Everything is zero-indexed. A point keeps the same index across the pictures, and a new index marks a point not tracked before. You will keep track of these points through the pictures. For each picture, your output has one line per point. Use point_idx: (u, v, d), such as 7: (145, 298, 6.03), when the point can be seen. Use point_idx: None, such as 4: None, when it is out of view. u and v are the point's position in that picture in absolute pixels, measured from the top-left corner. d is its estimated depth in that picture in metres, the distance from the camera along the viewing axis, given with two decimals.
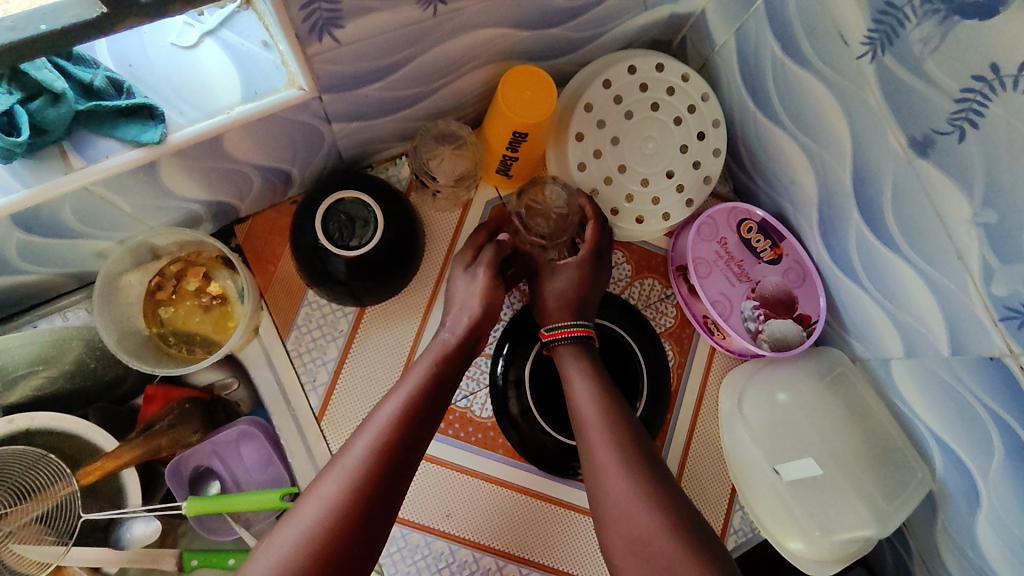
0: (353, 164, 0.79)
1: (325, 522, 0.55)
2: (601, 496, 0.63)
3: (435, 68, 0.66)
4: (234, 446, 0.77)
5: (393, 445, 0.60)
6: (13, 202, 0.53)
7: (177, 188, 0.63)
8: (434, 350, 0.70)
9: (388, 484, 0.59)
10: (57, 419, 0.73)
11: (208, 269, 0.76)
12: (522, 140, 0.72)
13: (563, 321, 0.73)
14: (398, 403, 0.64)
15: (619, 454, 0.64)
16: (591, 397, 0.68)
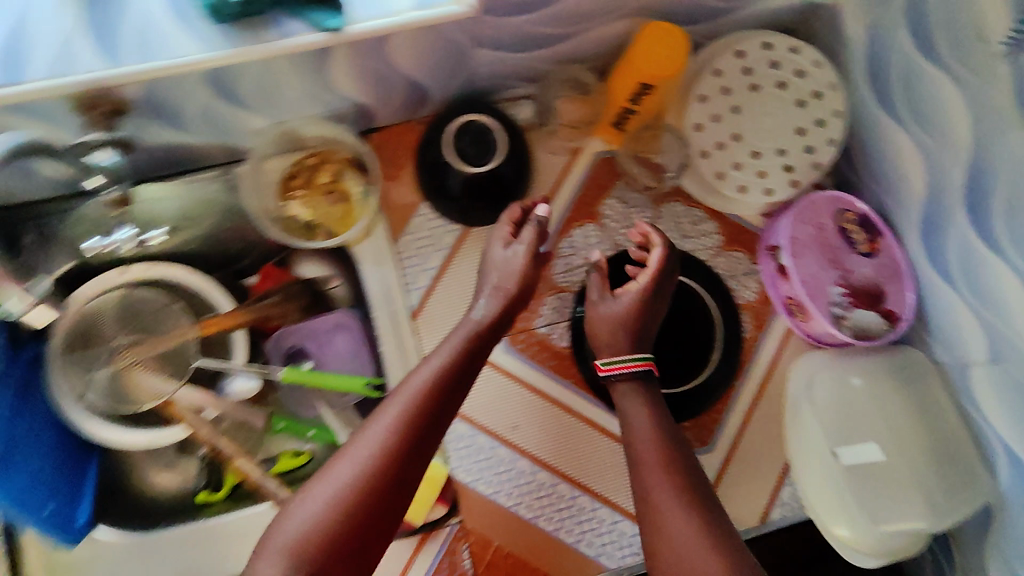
0: (481, 97, 0.83)
1: (356, 482, 0.58)
2: (654, 527, 0.62)
3: (584, 11, 0.69)
4: (329, 333, 0.84)
5: (422, 413, 0.64)
6: (212, 57, 0.59)
7: (334, 82, 0.70)
8: (463, 329, 0.71)
9: (414, 451, 0.62)
10: (189, 275, 0.84)
11: (338, 168, 0.82)
12: (646, 93, 0.75)
13: (621, 355, 0.73)
14: (434, 369, 0.66)
15: (672, 492, 0.64)
16: (648, 429, 0.69)
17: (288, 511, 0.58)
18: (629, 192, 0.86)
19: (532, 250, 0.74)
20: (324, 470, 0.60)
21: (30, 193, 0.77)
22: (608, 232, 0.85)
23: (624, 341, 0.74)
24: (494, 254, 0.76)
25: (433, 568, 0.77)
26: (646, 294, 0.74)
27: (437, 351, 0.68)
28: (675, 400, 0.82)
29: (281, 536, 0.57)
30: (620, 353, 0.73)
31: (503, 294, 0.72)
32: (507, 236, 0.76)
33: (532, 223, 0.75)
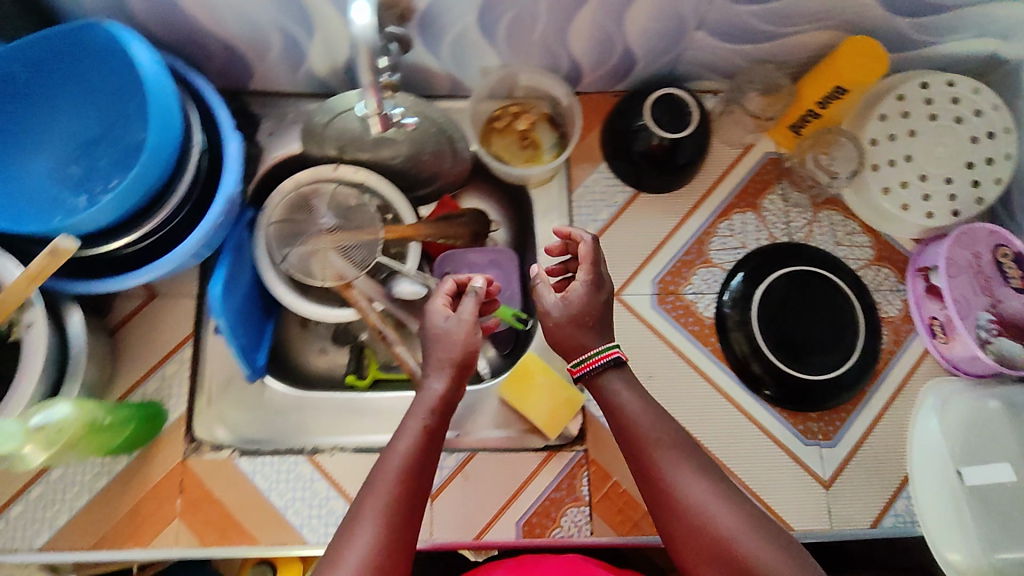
0: (676, 80, 0.92)
1: (378, 553, 0.54)
2: (665, 501, 0.61)
3: (804, 12, 0.77)
4: (483, 268, 0.96)
5: (410, 490, 0.58)
6: None
7: (569, 34, 0.80)
8: (427, 396, 0.64)
9: (410, 506, 0.57)
10: (379, 181, 0.93)
11: (535, 121, 0.93)
12: (838, 97, 0.83)
13: (591, 347, 0.69)
14: (408, 454, 0.59)
15: (678, 463, 0.62)
16: (637, 403, 0.66)
17: (334, 551, 0.54)
18: (791, 192, 0.93)
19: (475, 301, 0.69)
20: (346, 523, 0.56)
21: (278, 83, 0.90)
22: (767, 223, 0.91)
23: (592, 337, 0.69)
24: (434, 318, 0.68)
25: (552, 485, 0.82)
26: (590, 285, 0.70)
27: (397, 444, 0.60)
28: (810, 388, 0.84)
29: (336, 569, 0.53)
30: (584, 348, 0.69)
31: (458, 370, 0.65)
32: (446, 309, 0.69)
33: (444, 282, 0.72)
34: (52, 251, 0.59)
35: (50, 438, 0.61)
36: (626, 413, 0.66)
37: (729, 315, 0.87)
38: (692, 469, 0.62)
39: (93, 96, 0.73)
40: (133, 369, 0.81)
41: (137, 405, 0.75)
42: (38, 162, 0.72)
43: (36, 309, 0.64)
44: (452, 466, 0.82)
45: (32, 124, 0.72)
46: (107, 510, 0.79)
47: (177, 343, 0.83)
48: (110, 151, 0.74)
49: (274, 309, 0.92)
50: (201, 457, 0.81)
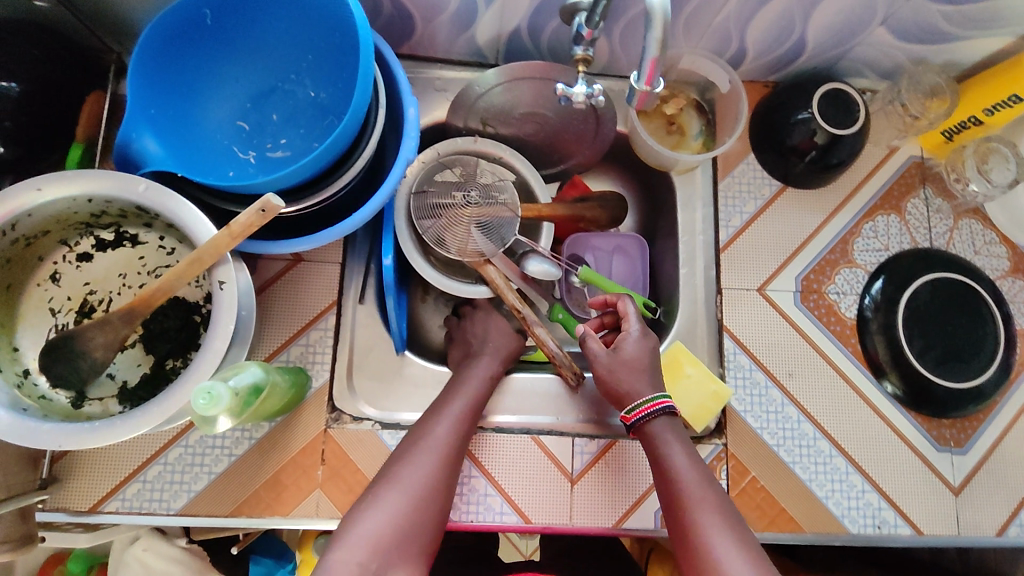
0: (832, 74, 0.90)
1: (420, 494, 0.61)
2: (695, 567, 0.59)
3: (998, 15, 0.76)
4: (608, 257, 0.94)
5: (453, 456, 0.66)
6: None
7: (752, 19, 0.78)
8: (466, 395, 0.74)
9: (449, 473, 0.65)
10: (518, 157, 0.92)
11: (684, 105, 0.91)
12: (1011, 105, 0.80)
13: (641, 398, 0.71)
14: (449, 434, 0.68)
15: (716, 527, 0.60)
16: (690, 469, 0.66)
17: (353, 518, 0.58)
18: (935, 198, 0.91)
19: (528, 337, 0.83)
20: (370, 491, 0.61)
21: (431, 47, 0.87)
22: (910, 227, 0.90)
23: (645, 385, 0.73)
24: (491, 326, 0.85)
25: None
26: (641, 335, 0.75)
27: (440, 420, 0.69)
28: (948, 397, 0.84)
29: (352, 529, 0.57)
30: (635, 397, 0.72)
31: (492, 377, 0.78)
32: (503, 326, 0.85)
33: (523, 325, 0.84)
34: (262, 208, 0.57)
35: (240, 403, 0.59)
36: (675, 472, 0.66)
37: (872, 318, 0.87)
38: (728, 535, 0.60)
39: (269, 48, 0.71)
40: (276, 335, 0.79)
41: (293, 372, 0.74)
42: (210, 113, 0.70)
43: (228, 268, 0.61)
44: (592, 451, 0.82)
45: (205, 75, 0.69)
46: (246, 477, 0.77)
47: (319, 311, 0.81)
48: (279, 107, 0.72)
49: (405, 283, 0.89)
50: (342, 428, 0.79)
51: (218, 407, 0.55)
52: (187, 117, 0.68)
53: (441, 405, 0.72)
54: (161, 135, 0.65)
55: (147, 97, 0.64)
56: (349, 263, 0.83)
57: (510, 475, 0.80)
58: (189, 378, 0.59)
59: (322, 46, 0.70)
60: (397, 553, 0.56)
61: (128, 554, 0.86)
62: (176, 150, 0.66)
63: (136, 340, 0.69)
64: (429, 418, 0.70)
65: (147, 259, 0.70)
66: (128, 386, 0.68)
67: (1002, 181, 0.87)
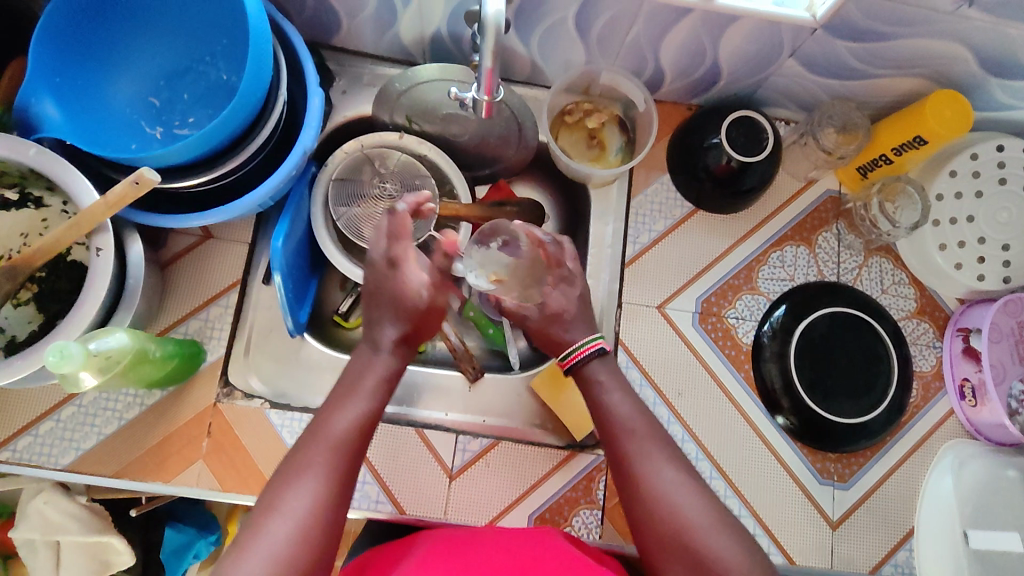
0: (754, 104, 0.92)
1: (289, 556, 0.54)
2: (634, 486, 0.65)
3: (903, 57, 0.76)
4: None
5: (328, 516, 0.57)
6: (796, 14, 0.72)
7: (663, 41, 0.79)
8: (344, 421, 0.63)
9: (326, 527, 0.57)
10: (440, 155, 0.92)
11: (606, 120, 0.92)
12: (917, 145, 0.81)
13: (580, 339, 0.74)
14: (319, 490, 0.58)
15: (649, 451, 0.66)
16: (625, 403, 0.70)
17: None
18: (847, 233, 0.92)
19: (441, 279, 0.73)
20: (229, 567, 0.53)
21: (360, 44, 0.90)
22: (818, 260, 0.91)
23: None
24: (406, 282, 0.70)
25: (569, 485, 0.83)
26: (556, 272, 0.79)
27: (313, 465, 0.59)
28: (829, 429, 0.85)
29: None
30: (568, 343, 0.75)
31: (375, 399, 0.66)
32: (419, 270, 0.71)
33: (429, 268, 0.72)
34: (135, 180, 0.60)
35: (100, 363, 0.62)
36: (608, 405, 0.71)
37: (767, 344, 0.88)
38: (661, 455, 0.66)
39: (182, 29, 0.74)
40: (178, 307, 0.83)
41: (179, 343, 0.76)
42: (121, 88, 0.73)
43: (106, 236, 0.65)
44: (474, 450, 0.84)
45: (115, 49, 0.72)
46: (135, 440, 0.80)
47: (223, 288, 0.84)
48: (191, 86, 0.76)
49: (318, 268, 0.92)
50: (232, 403, 0.82)
51: (70, 364, 0.58)
52: (96, 89, 0.72)
53: (314, 442, 0.61)
54: (63, 103, 0.68)
55: (53, 67, 0.67)
56: (257, 243, 0.86)
57: (390, 465, 0.82)
58: (55, 337, 0.62)
59: (232, 29, 0.73)
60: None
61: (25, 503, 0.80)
62: (78, 119, 0.69)
63: (28, 298, 0.71)
64: (299, 463, 0.59)
65: (50, 221, 0.73)
66: (15, 341, 0.71)
67: (908, 222, 0.87)
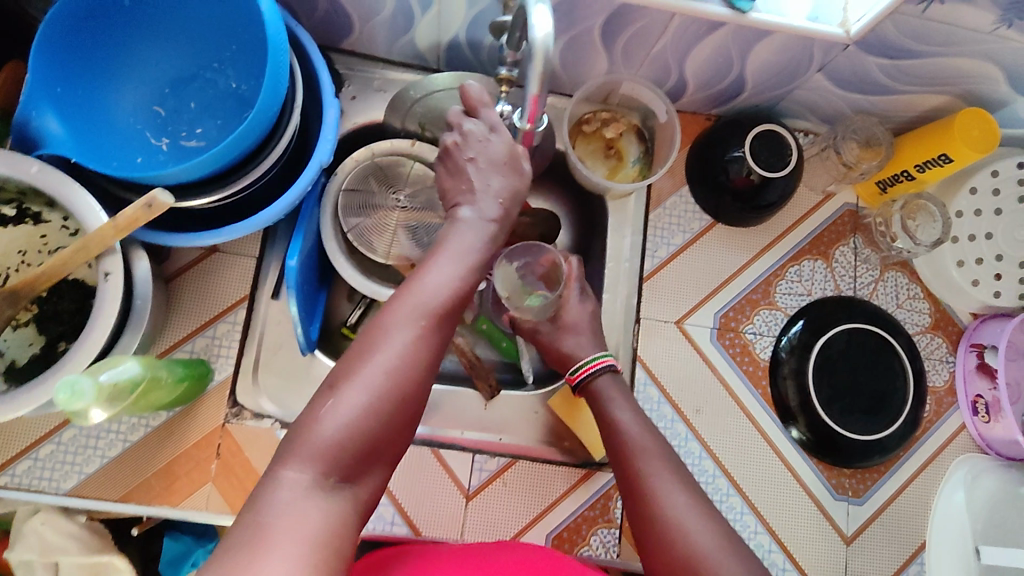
0: (775, 116, 0.90)
1: (375, 407, 0.53)
2: (646, 513, 0.67)
3: (932, 74, 0.75)
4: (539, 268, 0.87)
5: (416, 369, 0.56)
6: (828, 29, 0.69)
7: (689, 53, 0.77)
8: (441, 273, 0.59)
9: (411, 382, 0.55)
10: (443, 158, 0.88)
11: (624, 131, 0.90)
12: (940, 164, 0.80)
13: (584, 360, 0.80)
14: (412, 344, 0.56)
15: (661, 477, 0.69)
16: (634, 421, 0.74)
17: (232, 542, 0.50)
18: (864, 247, 0.92)
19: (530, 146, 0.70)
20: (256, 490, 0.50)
21: (372, 47, 0.86)
22: (835, 274, 0.91)
23: None
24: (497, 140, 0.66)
25: (587, 504, 0.82)
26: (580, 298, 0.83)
27: (404, 317, 0.56)
28: (877, 369, 0.87)
29: (309, 439, 0.51)
30: (578, 358, 0.81)
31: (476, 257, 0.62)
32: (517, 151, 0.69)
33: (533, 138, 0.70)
34: (147, 204, 0.56)
35: (111, 396, 0.58)
36: (624, 432, 0.73)
37: (786, 360, 0.87)
38: (675, 482, 0.68)
39: (189, 34, 0.70)
40: (182, 324, 0.79)
41: (189, 364, 0.73)
42: (124, 97, 0.69)
43: (115, 259, 0.61)
44: (491, 469, 0.82)
45: (119, 56, 0.68)
46: (140, 463, 0.77)
47: (230, 304, 0.81)
48: (198, 94, 0.72)
49: (326, 280, 0.89)
50: (240, 424, 0.79)
51: (82, 401, 0.55)
52: (97, 100, 0.67)
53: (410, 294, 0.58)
54: (65, 116, 0.64)
55: (53, 76, 0.63)
56: (266, 255, 0.83)
57: (405, 486, 0.80)
58: (64, 368, 0.59)
59: (245, 38, 0.70)
60: (356, 462, 0.52)
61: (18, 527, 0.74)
62: (80, 131, 0.65)
63: (28, 320, 0.68)
64: (391, 313, 0.57)
65: (49, 237, 0.69)
66: (14, 365, 0.67)
67: (927, 239, 0.86)
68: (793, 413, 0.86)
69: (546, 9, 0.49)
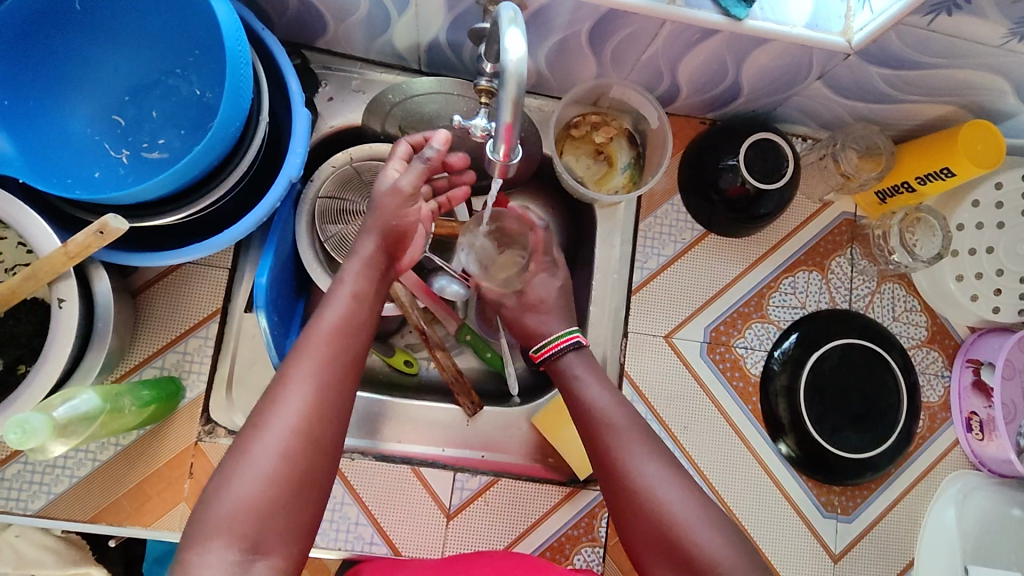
0: (772, 121, 0.87)
1: (276, 471, 0.53)
2: (616, 484, 0.63)
3: (937, 85, 0.71)
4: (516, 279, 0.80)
5: (315, 428, 0.55)
6: (828, 39, 0.66)
7: (682, 59, 0.73)
8: (325, 329, 0.59)
9: (312, 443, 0.55)
10: None
11: (616, 135, 0.86)
12: (942, 177, 0.77)
13: (551, 337, 0.74)
14: (306, 401, 0.55)
15: (631, 445, 0.64)
16: (605, 396, 0.68)
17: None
18: (861, 259, 0.89)
19: (428, 172, 0.65)
20: None
21: (349, 47, 0.82)
22: (830, 286, 0.88)
23: None
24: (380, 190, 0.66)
25: (571, 523, 0.81)
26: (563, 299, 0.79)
27: (293, 379, 0.56)
28: (864, 371, 0.84)
29: (209, 519, 0.51)
30: (544, 335, 0.75)
31: (358, 299, 0.62)
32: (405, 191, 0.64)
33: (418, 160, 0.64)
34: (99, 231, 0.56)
35: (70, 429, 0.58)
36: (589, 402, 0.68)
37: (776, 376, 0.84)
38: (646, 451, 0.64)
39: (148, 40, 0.67)
40: (153, 340, 0.76)
41: (155, 384, 0.71)
42: (80, 107, 0.66)
43: (70, 285, 0.60)
44: (472, 488, 0.80)
45: (75, 60, 0.65)
46: (109, 484, 0.74)
47: (202, 318, 0.78)
48: (160, 103, 0.69)
49: (303, 290, 0.86)
50: (214, 442, 0.77)
51: (34, 439, 0.53)
52: (52, 111, 0.65)
53: (297, 355, 0.57)
54: (14, 134, 0.61)
55: None
56: (239, 265, 0.80)
57: (385, 504, 0.78)
58: (18, 400, 0.58)
59: (208, 42, 0.66)
60: (262, 532, 0.51)
61: None
62: (28, 148, 0.62)
63: None
64: (279, 378, 0.56)
65: (4, 255, 0.66)
66: None
67: (927, 254, 0.84)
68: (782, 431, 0.84)
69: (520, 34, 0.47)
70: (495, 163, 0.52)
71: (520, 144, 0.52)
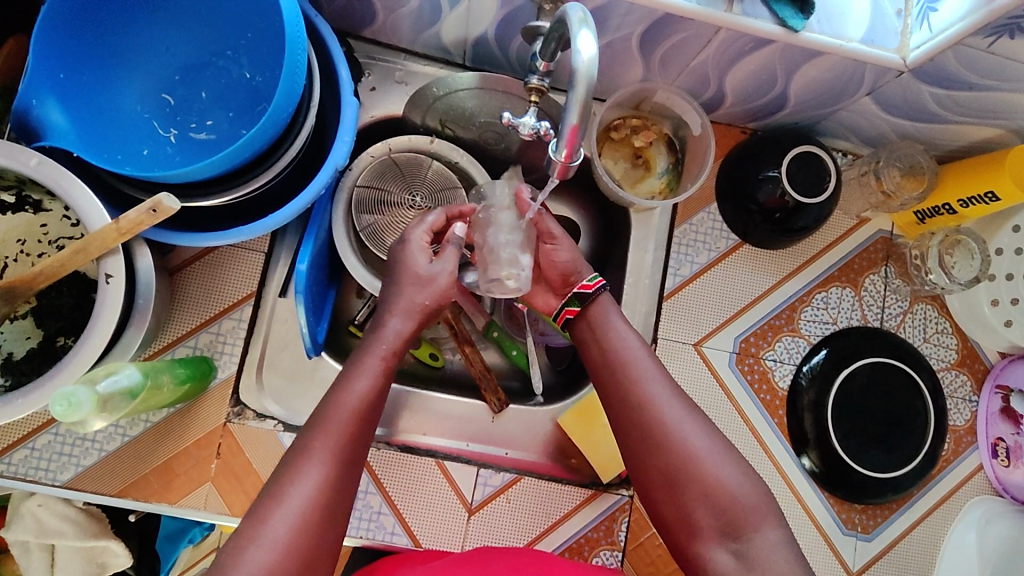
0: (815, 133, 0.86)
1: (290, 543, 0.52)
2: (635, 419, 0.64)
3: (988, 107, 0.71)
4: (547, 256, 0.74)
5: (327, 504, 0.55)
6: (885, 56, 0.66)
7: (732, 67, 0.73)
8: (349, 403, 0.60)
9: (327, 513, 0.55)
10: (469, 163, 0.85)
11: (655, 139, 0.86)
12: (986, 200, 0.77)
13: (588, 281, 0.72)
14: (322, 477, 0.56)
15: (652, 381, 0.65)
16: (628, 331, 0.69)
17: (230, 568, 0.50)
18: (894, 278, 0.89)
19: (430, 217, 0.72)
20: None
21: (395, 37, 0.82)
22: (862, 303, 0.87)
23: None
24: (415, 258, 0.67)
25: (590, 525, 0.81)
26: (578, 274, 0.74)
27: (314, 451, 0.57)
28: (893, 387, 0.84)
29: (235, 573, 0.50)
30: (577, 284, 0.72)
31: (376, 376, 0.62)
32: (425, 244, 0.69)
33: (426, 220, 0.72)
34: (152, 208, 0.57)
35: (110, 404, 0.58)
36: (616, 339, 0.68)
37: (803, 390, 0.84)
38: (668, 389, 0.64)
39: (205, 21, 0.68)
40: (187, 319, 0.77)
41: (189, 363, 0.71)
42: (133, 84, 0.67)
43: (117, 262, 0.60)
44: (495, 485, 0.80)
45: (130, 39, 0.66)
46: (137, 459, 0.74)
47: (236, 300, 0.78)
48: (210, 84, 0.69)
49: (335, 278, 0.86)
50: (242, 424, 0.77)
51: (77, 413, 0.54)
52: (106, 85, 0.65)
53: (318, 426, 0.58)
54: (67, 106, 0.62)
55: (56, 62, 0.60)
56: (275, 250, 0.80)
57: (407, 496, 0.79)
58: (61, 373, 0.59)
59: (262, 27, 0.67)
60: None
61: (20, 507, 0.74)
62: (82, 123, 0.62)
63: (26, 312, 0.66)
64: (299, 449, 0.57)
65: (49, 227, 0.66)
66: (12, 358, 0.65)
67: (964, 277, 0.83)
68: (805, 443, 0.84)
69: (590, 36, 0.47)
70: (554, 164, 0.53)
71: (582, 148, 0.53)
